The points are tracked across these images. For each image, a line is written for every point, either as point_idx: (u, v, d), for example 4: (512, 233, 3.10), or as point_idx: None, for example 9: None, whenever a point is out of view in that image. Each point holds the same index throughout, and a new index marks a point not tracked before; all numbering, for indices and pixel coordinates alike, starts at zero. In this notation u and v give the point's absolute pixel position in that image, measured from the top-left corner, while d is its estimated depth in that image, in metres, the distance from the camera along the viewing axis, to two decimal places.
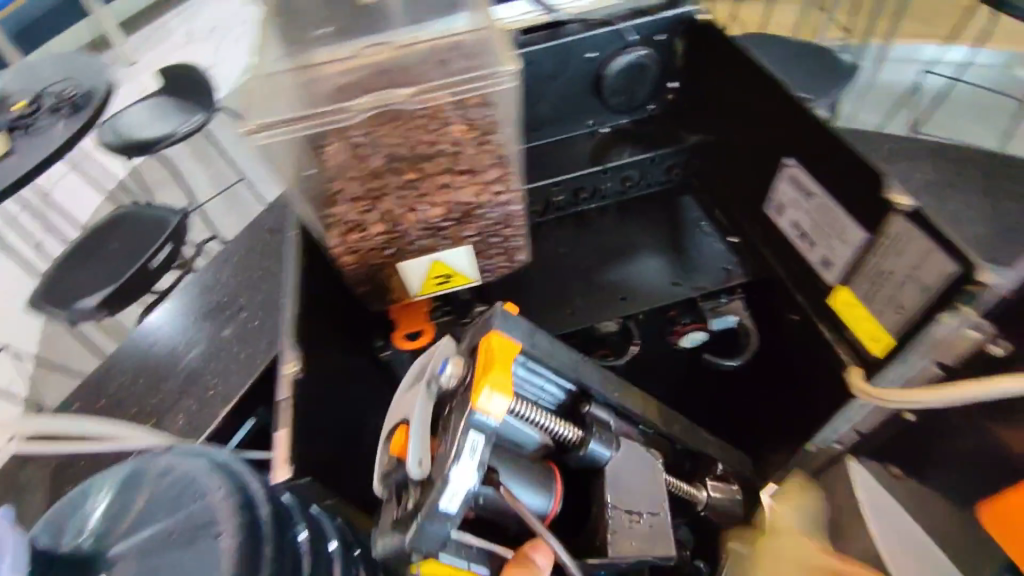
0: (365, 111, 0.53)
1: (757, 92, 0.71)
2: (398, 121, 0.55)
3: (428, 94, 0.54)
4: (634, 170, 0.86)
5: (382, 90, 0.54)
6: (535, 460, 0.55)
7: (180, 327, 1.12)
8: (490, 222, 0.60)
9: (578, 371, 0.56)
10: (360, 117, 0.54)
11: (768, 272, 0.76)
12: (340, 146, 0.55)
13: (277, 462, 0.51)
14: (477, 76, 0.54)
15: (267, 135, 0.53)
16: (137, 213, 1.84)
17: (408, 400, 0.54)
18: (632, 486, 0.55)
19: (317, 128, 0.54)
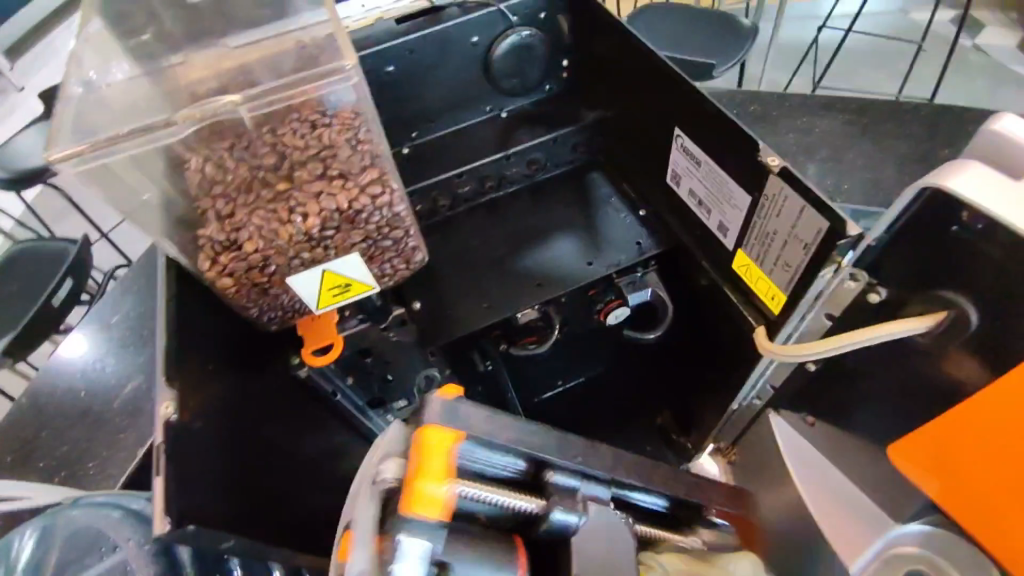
0: (203, 123, 0.48)
1: (639, 64, 0.71)
2: (247, 134, 0.51)
3: (276, 96, 0.49)
4: (539, 153, 0.85)
5: (211, 98, 0.48)
6: (494, 541, 0.41)
7: (82, 369, 1.03)
8: (377, 226, 0.57)
9: (529, 438, 0.42)
10: (193, 130, 0.48)
11: (676, 239, 0.77)
12: (200, 160, 0.50)
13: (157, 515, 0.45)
14: (326, 72, 0.50)
15: (82, 162, 0.45)
16: (28, 249, 1.68)
17: (352, 499, 0.42)
18: (604, 563, 0.42)
19: (147, 146, 0.47)
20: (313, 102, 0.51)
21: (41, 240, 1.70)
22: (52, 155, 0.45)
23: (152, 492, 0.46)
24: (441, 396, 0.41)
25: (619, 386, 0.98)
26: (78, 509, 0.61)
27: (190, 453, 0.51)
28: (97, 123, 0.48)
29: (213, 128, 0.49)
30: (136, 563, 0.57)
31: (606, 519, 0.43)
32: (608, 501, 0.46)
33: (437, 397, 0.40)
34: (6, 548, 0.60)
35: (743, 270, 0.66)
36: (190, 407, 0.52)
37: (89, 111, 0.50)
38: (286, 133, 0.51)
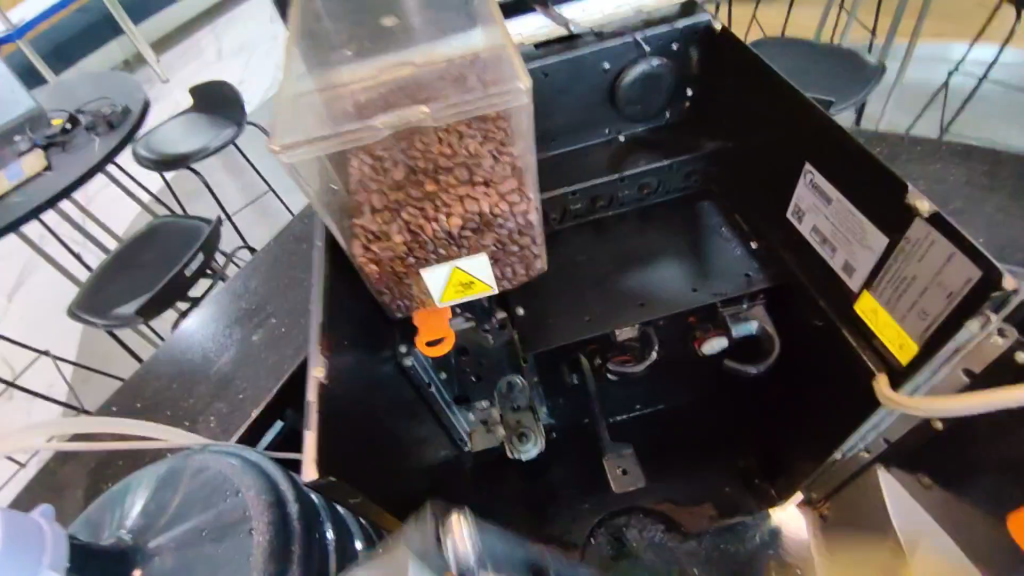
0: (390, 127, 0.55)
1: (773, 97, 0.71)
2: (418, 137, 0.56)
3: (449, 109, 0.55)
4: (652, 178, 0.86)
5: (401, 108, 0.55)
6: None
7: (212, 334, 1.16)
8: (509, 232, 0.61)
9: None
10: (382, 133, 0.55)
11: (790, 276, 0.75)
12: (361, 160, 0.57)
13: (306, 463, 0.54)
14: (491, 93, 0.55)
15: (292, 154, 0.54)
16: (170, 223, 1.92)
17: None
18: None
19: (343, 144, 0.55)
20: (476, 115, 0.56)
21: (180, 218, 1.93)
22: (272, 146, 0.54)
23: (302, 443, 0.55)
24: None
25: (697, 411, 0.98)
26: (207, 453, 0.71)
27: (334, 408, 0.61)
28: (303, 123, 0.57)
29: (394, 132, 0.56)
30: (251, 509, 0.64)
31: None
32: None
33: None
34: (139, 490, 0.69)
35: (868, 313, 0.64)
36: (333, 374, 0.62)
37: (298, 112, 0.60)
38: (438, 140, 0.57)
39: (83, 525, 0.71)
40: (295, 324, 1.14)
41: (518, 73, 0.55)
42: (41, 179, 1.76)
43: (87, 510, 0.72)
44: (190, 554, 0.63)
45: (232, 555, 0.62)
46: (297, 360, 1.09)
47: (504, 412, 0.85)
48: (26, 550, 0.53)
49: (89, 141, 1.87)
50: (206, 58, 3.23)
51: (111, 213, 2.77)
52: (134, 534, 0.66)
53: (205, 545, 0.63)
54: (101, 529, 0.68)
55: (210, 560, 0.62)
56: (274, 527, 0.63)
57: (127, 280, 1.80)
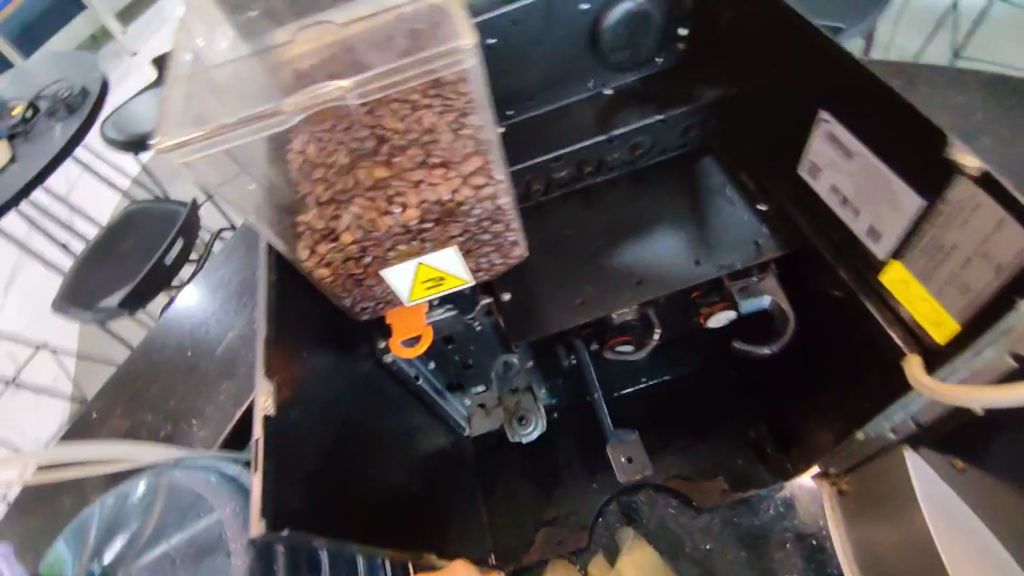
0: (305, 110, 0.46)
1: (784, 34, 0.60)
2: (345, 121, 0.48)
3: (393, 78, 0.46)
4: (645, 136, 0.76)
5: (320, 82, 0.46)
6: None
7: (186, 332, 1.09)
8: (481, 218, 0.53)
9: None
10: (297, 117, 0.46)
11: (804, 240, 0.67)
12: (292, 146, 0.49)
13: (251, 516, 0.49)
14: (434, 54, 0.45)
15: (187, 151, 0.45)
16: (144, 210, 1.83)
17: None
18: None
19: (258, 130, 0.46)
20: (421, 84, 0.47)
21: (156, 203, 1.84)
22: (164, 140, 0.45)
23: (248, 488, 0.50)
24: None
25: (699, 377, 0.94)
26: (177, 469, 0.66)
27: (292, 436, 0.56)
28: (213, 109, 0.48)
29: (322, 111, 0.47)
30: (229, 533, 0.60)
31: None
32: None
33: None
34: (116, 502, 0.67)
35: (898, 285, 0.56)
36: (289, 394, 0.57)
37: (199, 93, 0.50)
38: (383, 115, 0.48)
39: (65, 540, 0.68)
40: None
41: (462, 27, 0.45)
42: (4, 174, 1.66)
43: (67, 528, 0.68)
44: (178, 572, 0.62)
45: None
46: None
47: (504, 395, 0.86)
48: None
49: (49, 127, 1.75)
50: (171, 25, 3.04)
51: (90, 201, 2.68)
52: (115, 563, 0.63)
53: None
54: (83, 552, 0.65)
55: None
56: None
57: (108, 272, 1.74)
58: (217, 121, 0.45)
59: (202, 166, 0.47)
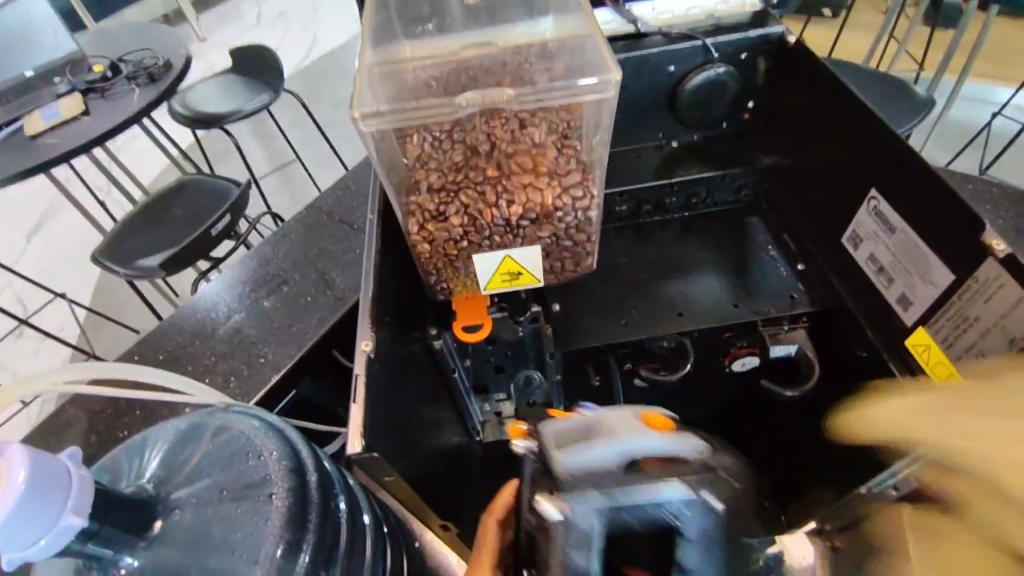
0: (471, 107, 0.54)
1: (846, 119, 0.69)
2: (498, 119, 0.56)
3: (535, 96, 0.54)
4: (701, 187, 0.85)
5: (485, 88, 0.54)
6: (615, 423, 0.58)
7: (236, 294, 1.16)
8: (568, 226, 0.60)
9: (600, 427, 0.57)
10: (460, 113, 0.54)
11: (837, 302, 0.74)
12: (414, 139, 0.56)
13: (352, 436, 0.58)
14: (563, 86, 0.54)
15: (371, 123, 0.53)
16: (199, 181, 1.92)
17: (608, 419, 0.58)
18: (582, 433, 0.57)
19: (425, 121, 0.55)
20: (551, 105, 0.55)
21: (209, 176, 1.94)
22: (352, 113, 0.53)
23: (351, 414, 0.59)
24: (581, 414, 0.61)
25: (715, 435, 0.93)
26: (231, 413, 0.69)
27: (375, 383, 0.63)
28: (379, 95, 0.57)
29: (479, 111, 0.55)
30: (272, 475, 0.62)
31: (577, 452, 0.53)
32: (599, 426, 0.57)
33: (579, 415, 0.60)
34: (166, 435, 0.68)
35: (920, 350, 0.62)
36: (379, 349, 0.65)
37: (372, 81, 0.59)
38: (499, 126, 0.56)
39: (104, 468, 0.68)
40: (321, 294, 1.13)
41: (610, 64, 0.54)
42: (80, 124, 1.76)
43: (107, 457, 0.70)
44: (210, 512, 0.61)
45: (255, 518, 0.59)
46: (320, 332, 1.09)
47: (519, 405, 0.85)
48: (49, 497, 0.53)
49: (128, 90, 1.87)
50: (246, 22, 3.28)
51: (139, 166, 2.79)
52: (155, 485, 0.64)
53: (224, 507, 0.61)
54: (118, 477, 0.66)
55: (226, 521, 0.60)
56: (294, 495, 0.61)
57: (153, 233, 1.81)
58: (400, 106, 0.54)
59: (364, 139, 0.56)
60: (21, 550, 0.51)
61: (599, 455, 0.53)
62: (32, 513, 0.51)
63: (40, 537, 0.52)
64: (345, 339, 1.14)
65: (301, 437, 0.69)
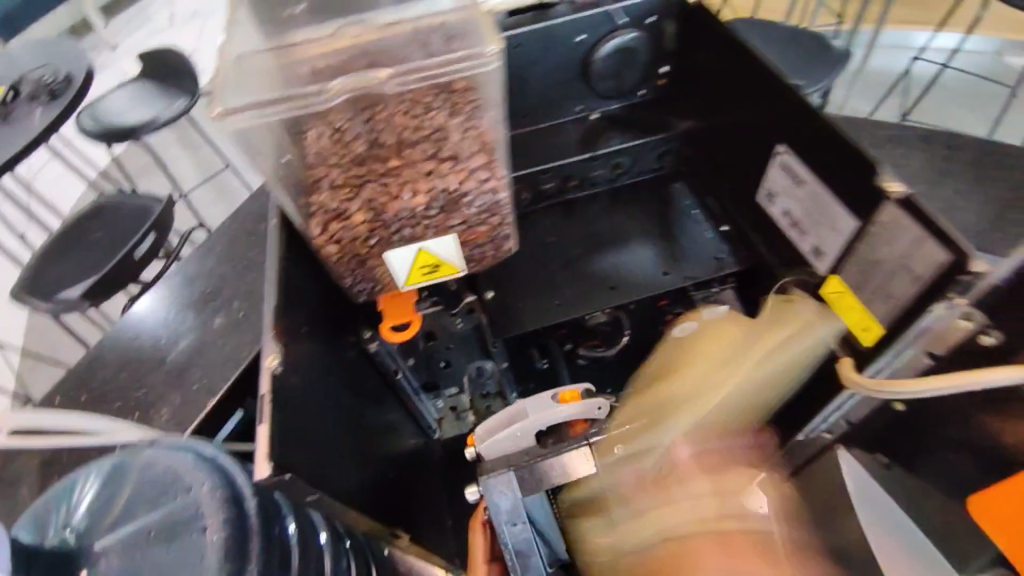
0: (348, 92, 0.52)
1: (748, 75, 0.70)
2: (383, 105, 0.54)
3: (417, 75, 0.52)
4: (624, 158, 0.84)
5: (361, 72, 0.52)
6: (547, 416, 0.70)
7: (164, 318, 1.09)
8: (478, 211, 0.58)
9: (528, 422, 0.70)
10: (338, 100, 0.52)
11: (761, 258, 0.75)
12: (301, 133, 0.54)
13: (259, 460, 0.53)
14: (448, 60, 0.52)
15: (237, 120, 0.50)
16: (119, 200, 1.81)
17: (532, 414, 0.71)
18: (498, 443, 0.70)
19: (298, 109, 0.52)
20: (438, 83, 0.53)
21: (129, 194, 1.82)
22: (213, 110, 0.50)
23: (256, 435, 0.54)
24: (507, 416, 0.72)
25: None
26: (157, 448, 0.67)
27: (292, 394, 0.60)
28: (252, 89, 0.54)
29: (362, 97, 0.53)
30: (205, 506, 0.60)
31: (504, 475, 0.64)
32: (521, 421, 0.71)
33: (510, 413, 0.72)
34: (90, 480, 0.66)
35: (836, 298, 0.64)
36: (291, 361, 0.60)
37: (247, 75, 0.55)
38: (394, 112, 0.54)
39: (26, 522, 0.66)
40: (255, 307, 1.08)
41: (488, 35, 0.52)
42: None
43: (29, 510, 0.67)
44: (138, 558, 0.59)
45: (189, 555, 0.58)
46: (257, 347, 1.04)
47: (475, 398, 0.90)
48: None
49: (27, 111, 1.72)
50: (155, 26, 3.07)
51: (55, 191, 2.59)
52: (77, 535, 0.61)
53: (155, 548, 0.59)
54: (43, 530, 0.64)
55: (159, 563, 0.58)
56: (232, 526, 0.59)
57: (73, 260, 1.69)
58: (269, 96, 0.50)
59: (250, 140, 0.52)
60: None
61: (515, 435, 0.70)
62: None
63: None
64: None
65: (239, 461, 0.68)
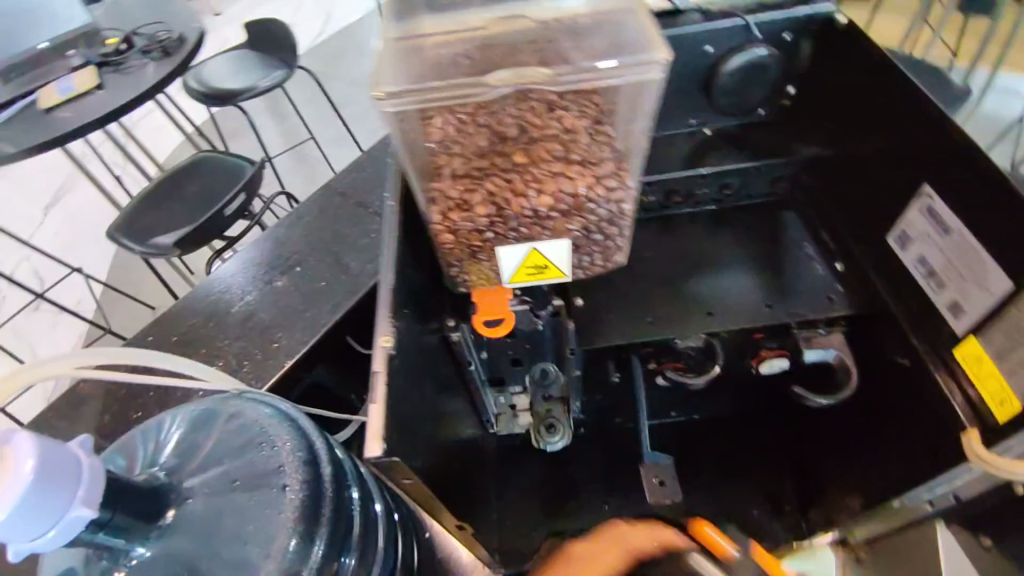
0: (508, 86, 0.50)
1: (900, 110, 0.64)
2: (527, 101, 0.52)
3: (578, 77, 0.50)
4: (734, 178, 0.81)
5: (521, 67, 0.50)
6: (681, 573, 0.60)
7: (250, 278, 1.13)
8: (598, 219, 0.57)
9: None
10: (497, 92, 0.50)
11: (879, 304, 0.70)
12: (437, 119, 0.53)
13: (371, 438, 0.54)
14: (612, 65, 0.50)
15: (396, 103, 0.50)
16: (213, 158, 1.90)
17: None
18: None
19: (454, 98, 0.51)
20: (589, 88, 0.52)
21: (222, 154, 1.91)
22: (376, 91, 0.50)
23: (368, 413, 0.55)
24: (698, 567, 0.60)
25: (731, 435, 0.93)
26: (243, 402, 0.69)
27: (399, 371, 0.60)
28: (397, 74, 0.54)
29: (514, 94, 0.51)
30: (286, 466, 0.62)
31: None
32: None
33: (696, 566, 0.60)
34: (178, 420, 0.68)
35: (970, 361, 0.59)
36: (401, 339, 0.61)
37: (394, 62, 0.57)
38: (534, 111, 0.53)
39: (115, 449, 0.69)
40: (335, 279, 1.11)
41: (658, 43, 0.50)
42: (92, 97, 1.74)
43: (116, 441, 0.70)
44: (222, 505, 0.61)
45: (272, 510, 0.60)
46: (334, 318, 1.07)
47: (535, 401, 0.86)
48: (61, 489, 0.49)
49: (142, 65, 1.83)
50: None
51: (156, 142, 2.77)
52: (166, 472, 0.64)
53: (237, 498, 0.61)
54: (130, 462, 0.66)
55: (239, 511, 0.60)
56: (309, 489, 0.61)
57: (167, 209, 1.79)
58: (429, 86, 0.50)
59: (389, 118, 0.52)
60: (28, 542, 0.48)
61: None
62: (41, 510, 0.48)
63: (48, 530, 0.49)
64: (358, 325, 1.13)
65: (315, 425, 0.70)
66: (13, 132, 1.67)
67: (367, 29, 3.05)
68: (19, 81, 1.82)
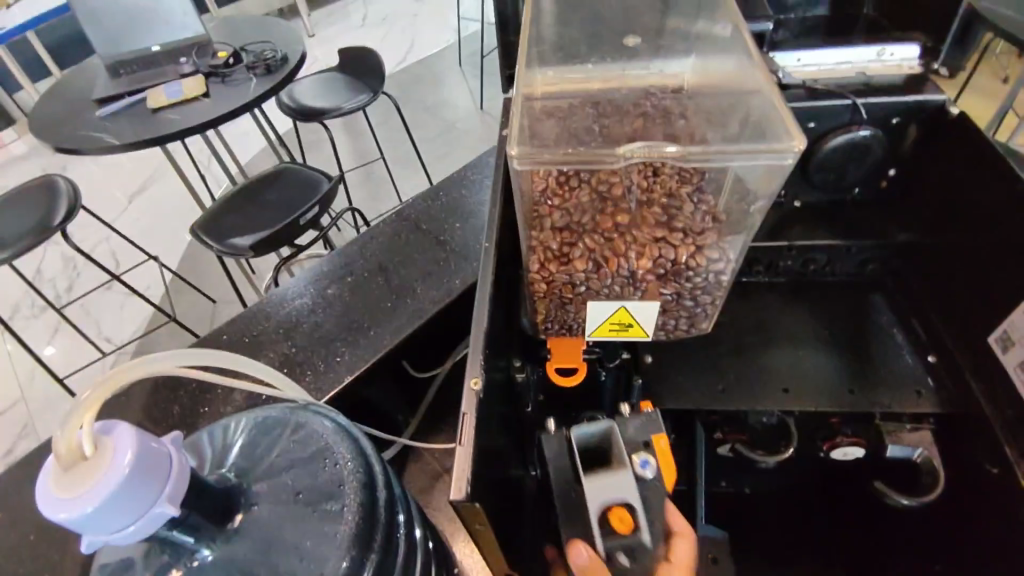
0: (639, 159, 0.51)
1: (1010, 207, 0.62)
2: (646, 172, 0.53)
3: (706, 158, 0.51)
4: (822, 255, 0.80)
5: (653, 142, 0.52)
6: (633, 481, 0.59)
7: (322, 290, 1.18)
8: (690, 286, 0.60)
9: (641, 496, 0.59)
10: (625, 163, 0.52)
11: (970, 404, 0.66)
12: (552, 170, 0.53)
13: (454, 481, 0.52)
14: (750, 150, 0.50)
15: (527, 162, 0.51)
16: (294, 170, 2.02)
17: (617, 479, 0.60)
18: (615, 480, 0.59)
19: (584, 163, 0.52)
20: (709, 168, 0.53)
21: (303, 167, 2.03)
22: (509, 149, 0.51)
23: (455, 458, 0.54)
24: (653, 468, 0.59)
25: (788, 517, 0.89)
26: (311, 416, 0.70)
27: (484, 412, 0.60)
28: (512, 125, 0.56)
29: (642, 162, 0.52)
30: (346, 486, 0.63)
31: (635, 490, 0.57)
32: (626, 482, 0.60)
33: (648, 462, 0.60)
34: (248, 424, 0.71)
35: None
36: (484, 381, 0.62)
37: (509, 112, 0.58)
38: (649, 178, 0.54)
39: (188, 443, 0.72)
40: (401, 301, 1.15)
41: (790, 129, 0.49)
42: (196, 103, 1.89)
43: (190, 436, 0.73)
44: (282, 515, 0.62)
45: (325, 533, 0.60)
46: (395, 339, 1.09)
47: None
48: (150, 481, 0.51)
49: (245, 79, 1.98)
50: (350, 27, 3.54)
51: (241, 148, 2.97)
52: (233, 474, 0.66)
53: (296, 510, 0.62)
54: (200, 459, 0.68)
55: (297, 525, 0.61)
56: (364, 511, 0.62)
57: (247, 212, 1.90)
58: (560, 152, 0.51)
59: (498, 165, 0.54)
60: (110, 533, 0.50)
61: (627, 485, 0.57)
62: (132, 499, 0.50)
63: (130, 523, 0.51)
64: (413, 349, 1.15)
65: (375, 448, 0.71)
66: (122, 127, 1.82)
67: (445, 61, 3.22)
68: (135, 82, 1.99)
